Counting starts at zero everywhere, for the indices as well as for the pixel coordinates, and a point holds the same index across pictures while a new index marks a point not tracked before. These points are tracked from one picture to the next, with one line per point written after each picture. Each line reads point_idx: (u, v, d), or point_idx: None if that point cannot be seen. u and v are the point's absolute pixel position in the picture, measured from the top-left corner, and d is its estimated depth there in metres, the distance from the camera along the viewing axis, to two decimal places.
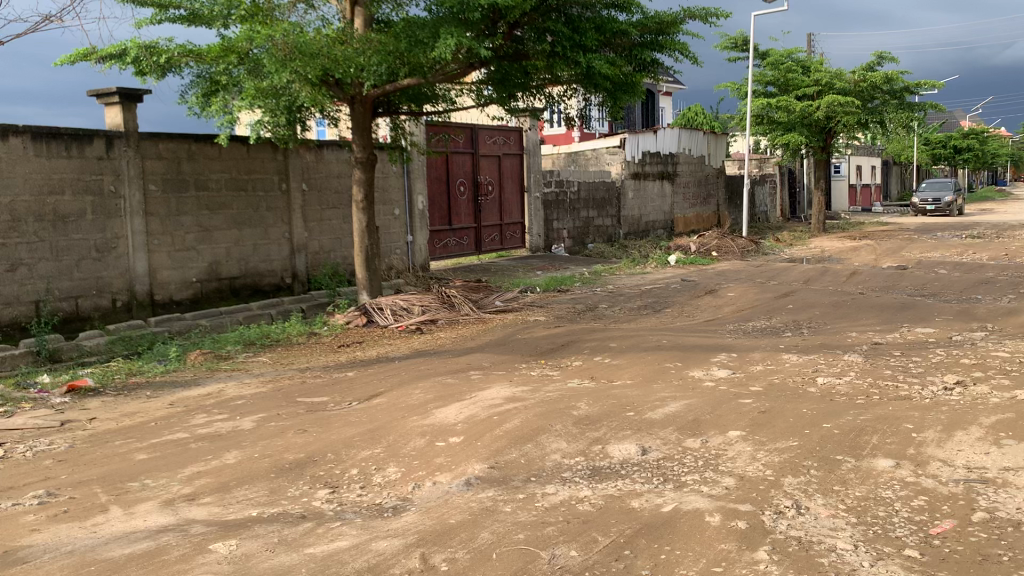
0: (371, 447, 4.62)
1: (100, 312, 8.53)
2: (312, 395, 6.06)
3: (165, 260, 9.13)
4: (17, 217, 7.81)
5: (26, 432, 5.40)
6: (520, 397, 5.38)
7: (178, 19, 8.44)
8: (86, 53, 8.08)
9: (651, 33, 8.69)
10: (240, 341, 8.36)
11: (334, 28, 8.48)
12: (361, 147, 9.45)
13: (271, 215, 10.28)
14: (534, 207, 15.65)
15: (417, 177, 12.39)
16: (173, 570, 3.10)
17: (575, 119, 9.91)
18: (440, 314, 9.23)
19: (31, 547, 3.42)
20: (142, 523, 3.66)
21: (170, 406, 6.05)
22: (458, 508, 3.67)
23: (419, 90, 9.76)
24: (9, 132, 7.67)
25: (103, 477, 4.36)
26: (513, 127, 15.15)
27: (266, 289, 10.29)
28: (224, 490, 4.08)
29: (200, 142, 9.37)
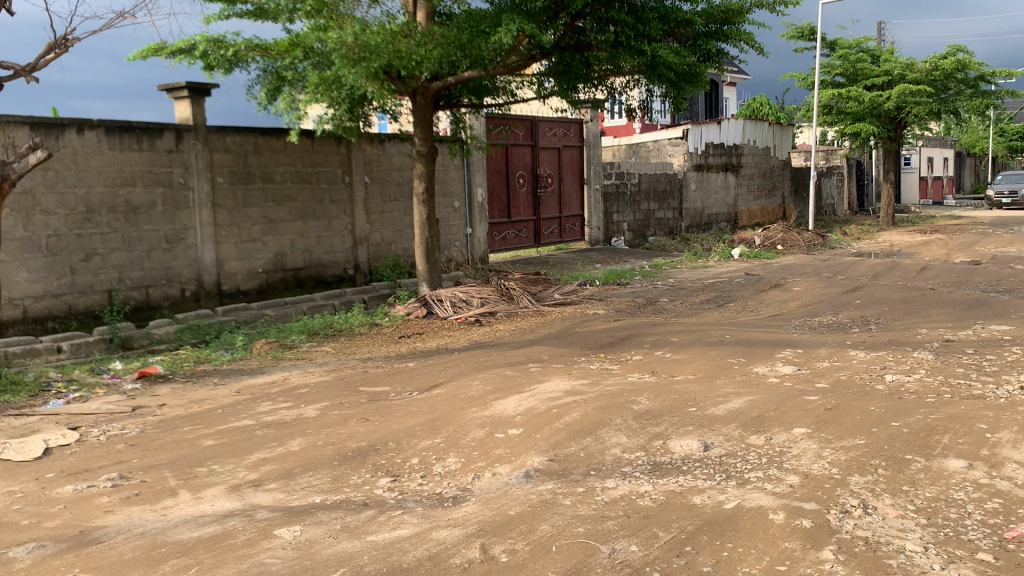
0: (432, 438, 4.65)
1: (170, 301, 8.78)
2: (373, 385, 6.14)
3: (232, 251, 9.33)
4: (91, 208, 8.07)
5: (100, 416, 5.59)
6: (580, 391, 5.36)
7: (245, 14, 8.60)
8: (157, 49, 8.29)
9: (717, 23, 8.55)
10: (304, 331, 8.51)
11: (397, 22, 8.53)
12: (422, 140, 9.51)
13: (334, 208, 10.41)
14: (594, 199, 15.57)
15: (477, 170, 12.43)
16: (239, 554, 3.17)
17: (636, 111, 9.80)
18: (499, 306, 9.25)
19: (105, 527, 3.54)
20: (209, 508, 3.75)
21: (236, 393, 6.19)
22: (518, 500, 3.68)
23: (480, 83, 9.80)
24: (84, 126, 7.94)
25: (173, 461, 4.48)
26: (573, 119, 15.06)
27: (329, 280, 10.45)
28: (289, 476, 4.15)
29: (266, 136, 9.53)
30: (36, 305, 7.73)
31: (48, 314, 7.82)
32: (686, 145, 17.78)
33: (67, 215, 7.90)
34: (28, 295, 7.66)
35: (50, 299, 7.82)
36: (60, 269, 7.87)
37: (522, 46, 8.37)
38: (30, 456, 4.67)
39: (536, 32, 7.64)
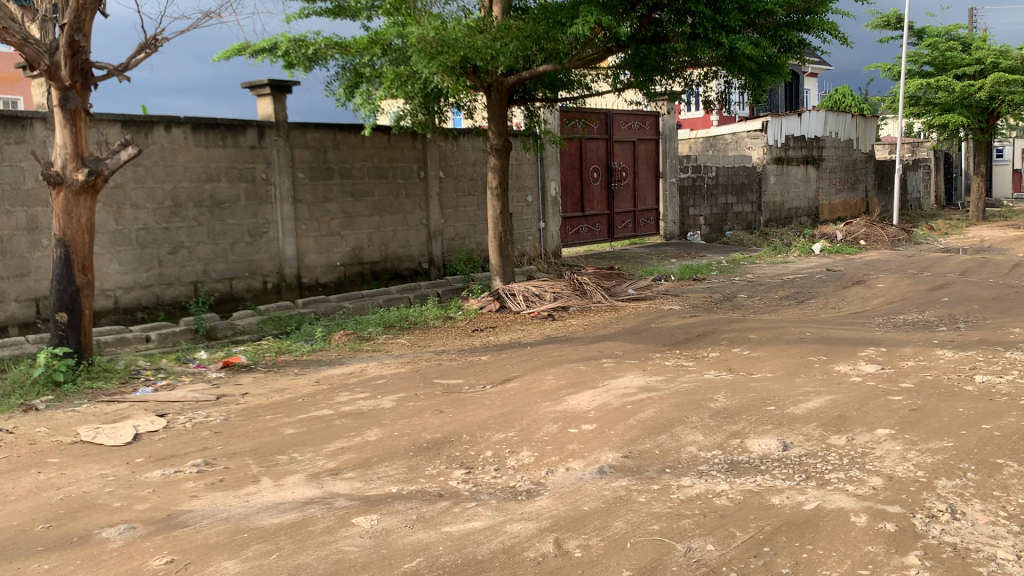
0: (506, 431, 4.67)
1: (252, 293, 9.03)
2: (448, 378, 6.20)
3: (312, 244, 9.53)
4: (178, 203, 8.35)
5: (186, 404, 5.79)
6: (654, 387, 5.31)
7: (325, 12, 8.75)
8: (241, 48, 8.51)
9: (799, 13, 8.36)
10: (380, 323, 8.64)
11: (473, 17, 8.56)
12: (497, 135, 9.53)
13: (409, 203, 10.52)
14: (669, 193, 15.39)
15: (550, 165, 12.41)
16: (318, 541, 3.24)
17: (714, 103, 9.65)
18: (572, 301, 9.23)
19: (191, 511, 3.66)
20: (290, 495, 3.84)
21: (315, 383, 6.33)
22: (592, 495, 3.66)
23: (554, 77, 9.81)
24: (171, 123, 8.21)
25: (255, 449, 4.60)
26: (649, 112, 14.89)
27: (404, 274, 10.58)
28: (367, 466, 4.23)
29: (344, 132, 9.70)
30: (126, 295, 8.05)
31: (137, 304, 8.13)
32: (765, 137, 17.41)
33: (156, 209, 8.19)
34: (119, 287, 7.98)
35: (139, 290, 8.13)
36: (149, 261, 8.17)
37: (598, 39, 8.33)
38: (121, 441, 4.87)
39: (612, 24, 7.58)
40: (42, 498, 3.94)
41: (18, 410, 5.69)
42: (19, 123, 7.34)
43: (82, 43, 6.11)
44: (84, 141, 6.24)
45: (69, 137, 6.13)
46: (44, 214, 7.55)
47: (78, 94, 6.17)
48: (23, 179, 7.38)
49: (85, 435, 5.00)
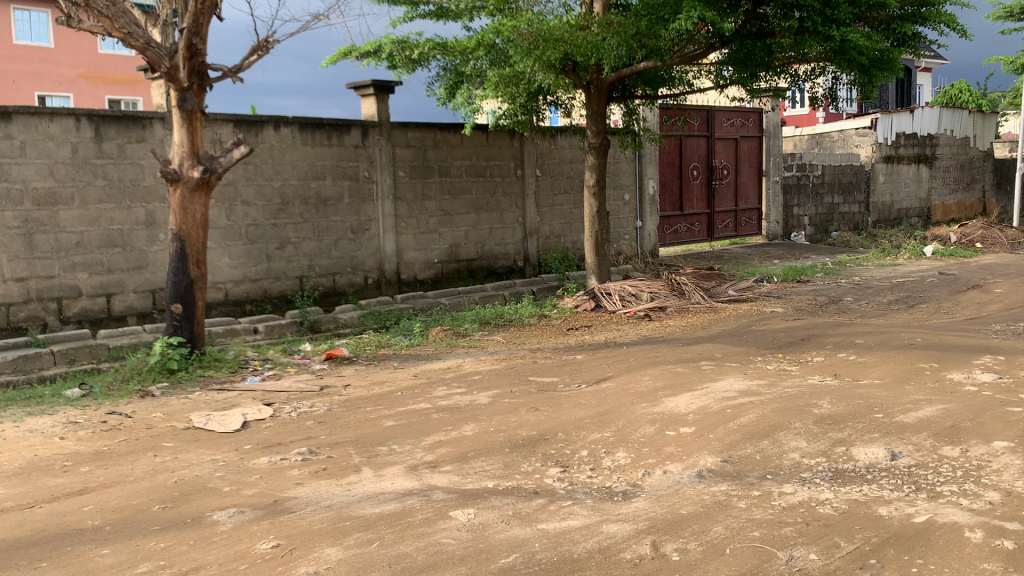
0: (602, 431, 4.65)
1: (354, 288, 9.28)
2: (543, 376, 6.22)
3: (411, 241, 9.70)
4: (286, 200, 8.64)
5: (292, 394, 6.00)
6: (756, 392, 5.19)
7: (428, 14, 8.88)
8: (347, 51, 8.74)
9: (914, 5, 8.02)
10: (477, 320, 8.72)
11: (574, 15, 8.53)
12: (595, 133, 9.49)
13: (506, 201, 10.58)
14: (773, 191, 15.03)
15: (649, 162, 12.28)
16: (417, 533, 3.30)
17: (821, 99, 9.36)
18: (670, 301, 9.11)
19: (296, 498, 3.78)
20: (389, 485, 3.93)
21: (414, 377, 6.46)
22: (691, 499, 3.61)
23: (655, 74, 9.69)
24: (280, 123, 8.50)
25: (357, 439, 4.72)
26: (752, 108, 14.56)
27: (499, 271, 10.65)
28: (464, 460, 4.28)
29: (444, 131, 9.83)
30: (236, 288, 8.38)
31: (246, 297, 8.46)
32: (875, 135, 16.79)
33: (264, 206, 8.50)
34: (229, 280, 8.32)
35: (248, 284, 8.45)
36: (257, 256, 8.48)
37: (701, 35, 8.20)
38: (230, 428, 5.07)
39: (716, 18, 7.43)
40: (158, 480, 4.14)
41: (136, 396, 6.01)
42: (140, 123, 7.73)
43: (200, 46, 6.37)
44: (200, 141, 6.52)
45: (186, 137, 6.42)
46: (162, 209, 7.92)
47: (195, 95, 6.45)
48: (142, 177, 7.77)
49: (197, 421, 5.23)
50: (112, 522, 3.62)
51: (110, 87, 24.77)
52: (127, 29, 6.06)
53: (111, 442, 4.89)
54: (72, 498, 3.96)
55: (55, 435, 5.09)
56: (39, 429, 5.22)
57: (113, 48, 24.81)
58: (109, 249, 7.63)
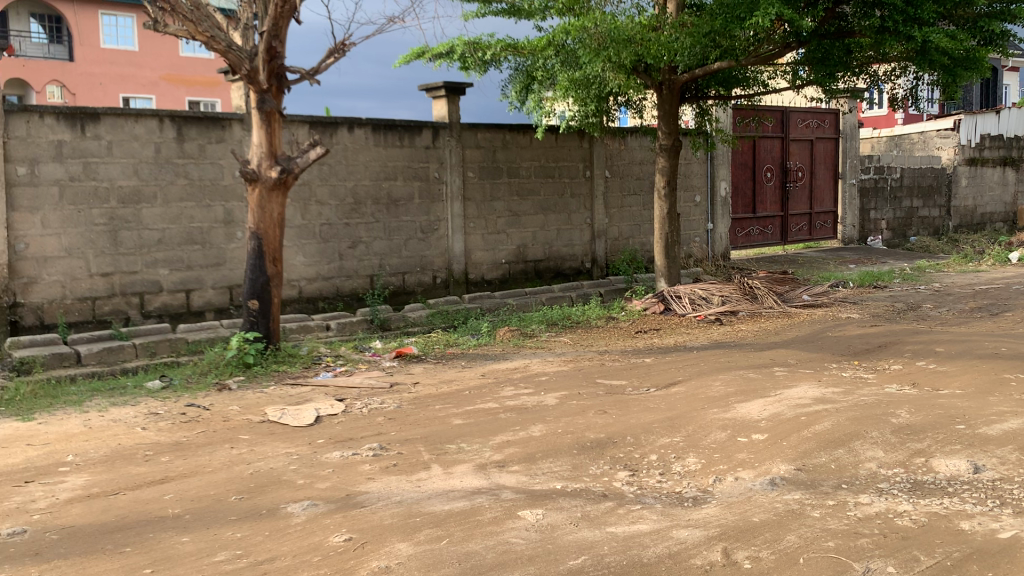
0: (672, 435, 4.61)
1: (423, 287, 9.38)
2: (611, 378, 6.18)
3: (479, 241, 9.77)
4: (358, 200, 8.79)
5: (363, 390, 6.09)
6: (831, 399, 5.07)
7: (500, 14, 8.93)
8: (420, 52, 8.85)
9: (1002, 2, 7.72)
10: (544, 321, 8.73)
11: (646, 15, 8.47)
12: (666, 134, 9.41)
13: (574, 202, 10.55)
14: (849, 195, 14.67)
15: (721, 164, 12.13)
16: (486, 531, 3.32)
17: (902, 100, 9.10)
18: (742, 305, 8.97)
19: (368, 493, 3.85)
20: (459, 483, 3.96)
21: (482, 376, 6.51)
22: (763, 507, 3.55)
23: (729, 73, 9.54)
24: (354, 124, 8.65)
25: (426, 437, 4.77)
26: (828, 109, 14.25)
27: (567, 272, 10.63)
28: (531, 460, 4.29)
29: (514, 132, 9.87)
30: (309, 286, 8.57)
31: (319, 295, 8.64)
32: (957, 137, 16.24)
33: (338, 206, 8.67)
34: (303, 277, 8.51)
35: (321, 282, 8.63)
36: (330, 254, 8.66)
37: (778, 34, 8.07)
38: (304, 422, 5.18)
39: (795, 17, 7.30)
40: (235, 471, 4.26)
41: (214, 389, 6.19)
42: (220, 124, 7.97)
43: (278, 49, 6.52)
44: (278, 142, 6.68)
45: (265, 137, 6.59)
46: (240, 208, 8.14)
47: (274, 97, 6.61)
48: (221, 176, 8.00)
49: (272, 415, 5.36)
50: (191, 510, 3.74)
51: (190, 89, 25.41)
52: (210, 32, 6.25)
53: (190, 433, 5.04)
54: (153, 486, 4.10)
55: (137, 425, 5.27)
56: (122, 419, 5.42)
57: (194, 51, 25.41)
58: (189, 246, 7.87)
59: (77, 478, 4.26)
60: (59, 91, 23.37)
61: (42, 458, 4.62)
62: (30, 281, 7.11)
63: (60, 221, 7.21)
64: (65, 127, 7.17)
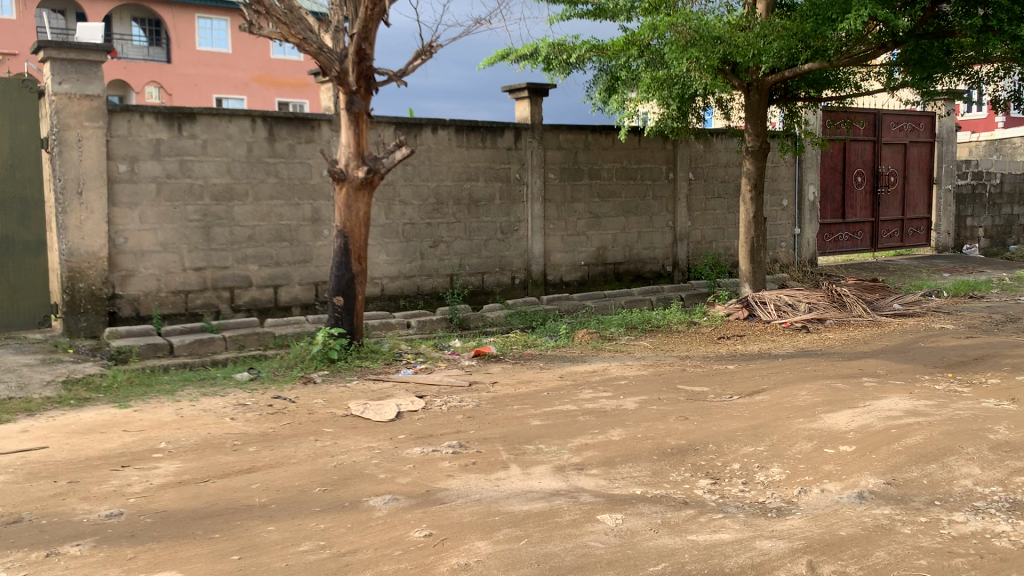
0: (755, 444, 4.52)
1: (501, 287, 9.43)
2: (693, 385, 6.09)
3: (559, 243, 9.76)
4: (440, 200, 8.89)
5: (442, 388, 6.16)
6: (923, 412, 4.89)
7: (585, 15, 8.90)
8: (504, 53, 8.89)
9: None
10: (624, 324, 8.66)
11: (735, 15, 8.32)
12: (753, 136, 9.22)
13: (657, 204, 10.44)
14: (945, 201, 14.15)
15: (809, 168, 11.84)
16: (565, 533, 3.31)
17: (1005, 103, 8.73)
18: (829, 313, 8.74)
19: (448, 490, 3.89)
20: (537, 484, 3.97)
21: (560, 378, 6.49)
22: (850, 521, 3.45)
23: (820, 74, 9.31)
24: (438, 125, 8.75)
25: (505, 437, 4.79)
26: (924, 112, 13.76)
27: (648, 276, 10.51)
28: (610, 464, 4.26)
29: (596, 133, 9.83)
30: (391, 284, 8.71)
31: (400, 293, 8.77)
32: None
33: (420, 206, 8.78)
34: (385, 275, 8.65)
35: (402, 280, 8.76)
36: (412, 253, 8.78)
37: (872, 34, 7.83)
38: (385, 417, 5.26)
39: (890, 18, 7.08)
40: (319, 463, 4.36)
41: (300, 382, 6.35)
42: (309, 124, 8.17)
43: (368, 50, 6.63)
44: (365, 142, 6.80)
45: (353, 138, 6.72)
46: (326, 207, 8.33)
47: (362, 98, 6.73)
48: (310, 175, 8.20)
49: (355, 409, 5.46)
50: (277, 500, 3.84)
51: (280, 90, 26.08)
52: (302, 34, 6.39)
53: (276, 425, 5.18)
54: (241, 474, 4.23)
55: (226, 415, 5.45)
56: (212, 409, 5.60)
57: (284, 53, 26.04)
58: (278, 243, 8.10)
59: (169, 464, 4.43)
60: (157, 92, 24.34)
61: (137, 443, 4.82)
62: (128, 274, 7.41)
63: (156, 217, 7.49)
64: (163, 126, 7.45)
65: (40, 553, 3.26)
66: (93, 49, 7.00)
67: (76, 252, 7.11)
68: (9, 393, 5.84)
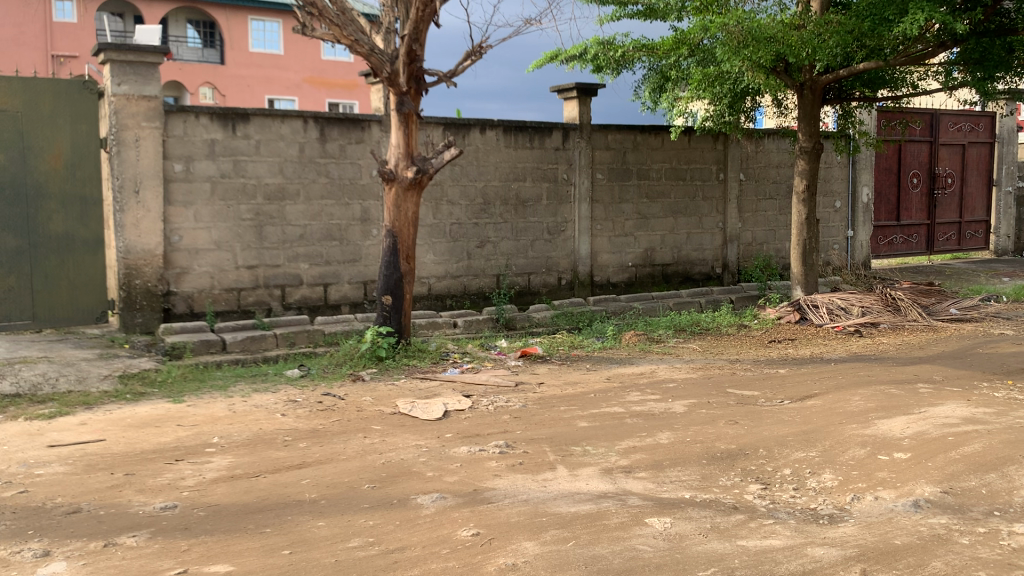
0: (806, 450, 4.45)
1: (548, 288, 9.42)
2: (743, 388, 6.01)
3: (606, 244, 9.72)
4: (487, 200, 8.92)
5: (489, 388, 6.17)
6: (981, 420, 4.77)
7: (635, 15, 8.86)
8: (553, 54, 8.89)
9: None
10: (672, 326, 8.59)
11: (789, 13, 8.18)
12: (806, 136, 9.09)
13: (706, 205, 10.34)
14: (1004, 204, 13.79)
15: (864, 169, 11.63)
16: (613, 536, 3.29)
17: None
18: (883, 317, 8.58)
19: (495, 489, 3.90)
20: (585, 486, 3.96)
21: (608, 380, 6.47)
22: (905, 529, 3.38)
23: (876, 74, 9.16)
24: (486, 126, 8.78)
25: (552, 437, 4.79)
26: (983, 112, 13.42)
27: (696, 278, 10.42)
28: (659, 468, 4.23)
29: (645, 133, 9.78)
30: (438, 283, 8.76)
31: (447, 292, 8.81)
32: None
33: (467, 206, 8.81)
34: (433, 275, 8.70)
35: (449, 279, 8.81)
36: (459, 253, 8.82)
37: (931, 32, 7.65)
38: (433, 416, 5.30)
39: (948, 20, 6.97)
40: (368, 460, 4.40)
41: (348, 380, 6.42)
42: (360, 125, 8.26)
43: (418, 52, 6.67)
44: (415, 143, 6.85)
45: (403, 138, 6.77)
46: (376, 207, 8.41)
47: (412, 99, 6.78)
48: (359, 175, 8.29)
49: (402, 407, 5.51)
50: (327, 496, 3.89)
51: (330, 91, 26.38)
52: (354, 36, 6.45)
53: (326, 422, 5.24)
54: (292, 470, 4.29)
55: (277, 411, 5.53)
56: (264, 405, 5.69)
57: (335, 54, 26.34)
58: (328, 242, 8.20)
59: (222, 459, 4.51)
60: (211, 92, 24.75)
61: (191, 438, 4.91)
62: (182, 271, 7.56)
63: (210, 215, 7.63)
64: (218, 127, 7.59)
65: (98, 543, 3.34)
66: (151, 51, 7.17)
67: (133, 250, 7.28)
68: (68, 386, 6.00)
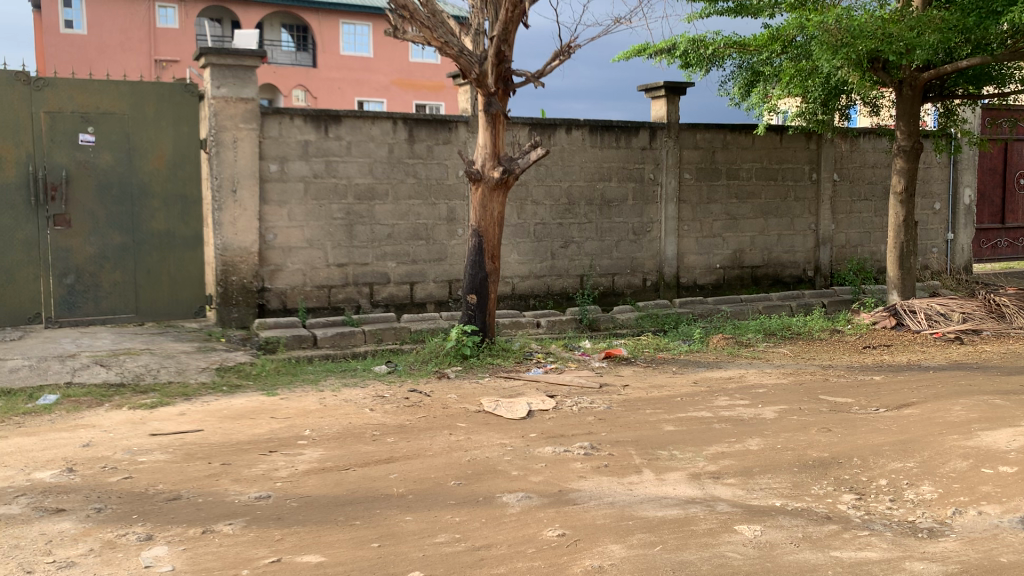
0: (903, 460, 4.29)
1: (632, 289, 9.35)
2: (835, 395, 5.84)
3: (693, 245, 9.58)
4: (573, 200, 8.91)
5: (573, 389, 6.16)
6: None
7: (726, 11, 8.71)
8: (640, 49, 8.81)
9: None
10: (761, 330, 8.41)
11: (888, 10, 7.93)
12: (905, 135, 8.77)
13: (798, 206, 10.08)
14: None
15: (966, 169, 11.17)
16: (701, 542, 3.25)
17: None
18: (986, 324, 8.24)
19: (580, 491, 3.89)
20: (672, 490, 3.91)
21: (694, 383, 6.37)
22: (1011, 547, 3.23)
23: (982, 70, 8.76)
24: (572, 125, 8.77)
25: (637, 440, 4.75)
26: None
27: (787, 281, 10.18)
28: (748, 474, 4.16)
29: (735, 132, 9.61)
30: (523, 283, 8.79)
31: (531, 292, 8.84)
32: None
33: (552, 206, 8.82)
34: (517, 275, 8.74)
35: (533, 279, 8.83)
36: (543, 253, 8.84)
37: None
38: (517, 415, 5.32)
39: None
40: (453, 457, 4.45)
41: (434, 377, 6.52)
42: (447, 126, 8.36)
43: (506, 53, 6.70)
44: (501, 143, 6.89)
45: (490, 139, 6.83)
46: (462, 207, 8.50)
47: (499, 99, 6.83)
48: (446, 176, 8.38)
49: (487, 405, 5.55)
50: (414, 491, 3.95)
51: (418, 93, 26.73)
52: (444, 38, 6.53)
53: (412, 418, 5.33)
54: (381, 464, 4.38)
55: (365, 406, 5.64)
56: (353, 399, 5.82)
57: (423, 56, 26.70)
58: (414, 241, 8.33)
59: (313, 452, 4.63)
60: (303, 95, 25.38)
61: (284, 430, 5.06)
62: (276, 269, 7.80)
63: (304, 214, 7.85)
64: (311, 128, 7.79)
65: (197, 530, 3.48)
66: (249, 55, 7.41)
67: (230, 247, 7.53)
68: (169, 378, 6.26)
